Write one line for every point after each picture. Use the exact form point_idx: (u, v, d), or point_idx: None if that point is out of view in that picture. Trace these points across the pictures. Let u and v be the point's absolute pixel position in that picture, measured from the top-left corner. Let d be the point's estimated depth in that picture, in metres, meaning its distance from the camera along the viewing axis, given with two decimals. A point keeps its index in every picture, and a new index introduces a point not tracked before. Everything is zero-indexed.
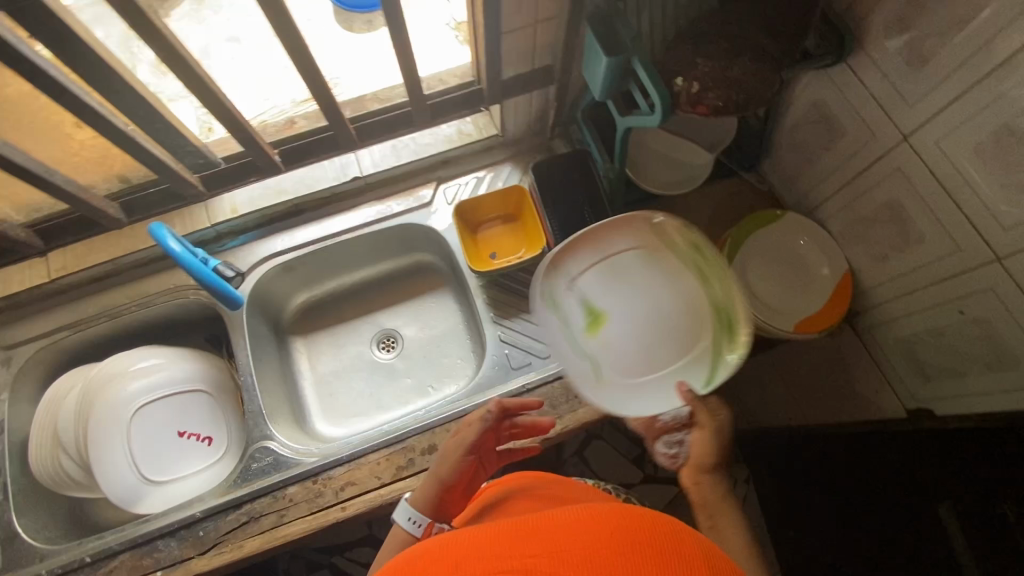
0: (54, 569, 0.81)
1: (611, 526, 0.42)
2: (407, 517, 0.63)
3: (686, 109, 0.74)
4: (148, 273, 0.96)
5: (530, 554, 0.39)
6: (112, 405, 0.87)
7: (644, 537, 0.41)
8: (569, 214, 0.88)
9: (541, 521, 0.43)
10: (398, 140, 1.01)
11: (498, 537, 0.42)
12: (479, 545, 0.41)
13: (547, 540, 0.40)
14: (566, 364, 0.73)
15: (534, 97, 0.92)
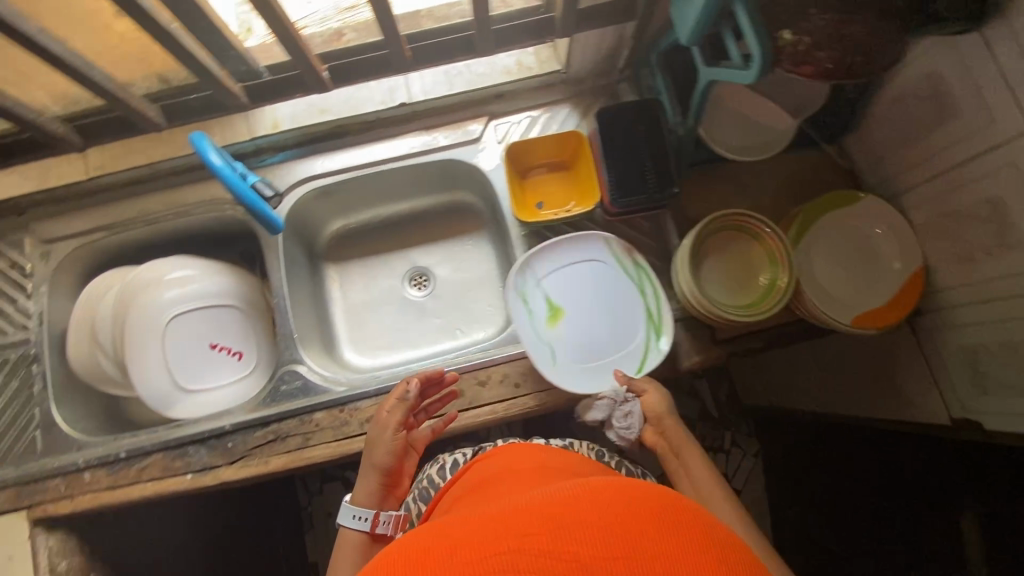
0: (90, 460, 0.85)
1: (613, 499, 0.38)
2: (350, 515, 0.72)
3: (788, 69, 0.64)
4: (185, 182, 0.94)
5: (526, 533, 0.36)
6: (152, 310, 0.88)
7: (652, 508, 0.38)
8: (629, 170, 0.81)
9: (535, 501, 0.40)
10: (452, 66, 0.93)
11: (486, 522, 0.38)
12: (473, 530, 0.38)
13: (542, 518, 0.37)
14: (529, 348, 0.84)
15: (608, 33, 0.83)
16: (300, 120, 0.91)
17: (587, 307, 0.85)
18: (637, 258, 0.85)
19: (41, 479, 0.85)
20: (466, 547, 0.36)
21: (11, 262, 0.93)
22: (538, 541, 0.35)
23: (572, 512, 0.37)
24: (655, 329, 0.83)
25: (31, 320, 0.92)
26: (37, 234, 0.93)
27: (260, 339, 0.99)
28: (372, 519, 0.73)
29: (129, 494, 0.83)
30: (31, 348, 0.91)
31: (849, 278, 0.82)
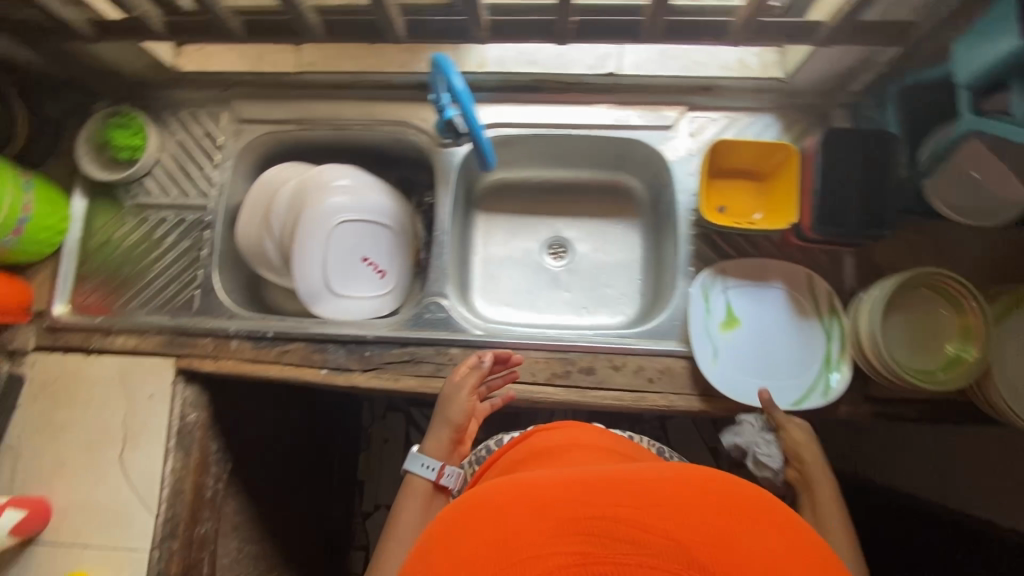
0: (241, 330, 0.91)
1: (694, 487, 0.42)
2: (419, 463, 0.78)
3: None
4: (381, 97, 0.97)
5: (616, 504, 0.40)
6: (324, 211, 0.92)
7: (729, 503, 0.41)
8: (838, 200, 0.77)
9: (619, 477, 0.43)
10: (669, 48, 0.91)
11: (578, 485, 0.43)
12: (564, 492, 0.42)
13: (630, 492, 0.41)
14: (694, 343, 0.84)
15: (856, 52, 0.78)
16: (507, 66, 0.92)
17: (763, 327, 0.85)
18: (834, 299, 0.83)
19: (193, 335, 0.91)
20: (560, 505, 0.40)
21: (207, 131, 0.99)
22: (628, 512, 0.39)
23: (657, 491, 0.41)
24: (832, 369, 0.81)
25: (213, 189, 0.98)
26: (236, 111, 0.98)
27: (401, 263, 1.02)
28: (439, 471, 0.78)
29: (267, 370, 0.89)
30: (207, 214, 0.97)
31: None
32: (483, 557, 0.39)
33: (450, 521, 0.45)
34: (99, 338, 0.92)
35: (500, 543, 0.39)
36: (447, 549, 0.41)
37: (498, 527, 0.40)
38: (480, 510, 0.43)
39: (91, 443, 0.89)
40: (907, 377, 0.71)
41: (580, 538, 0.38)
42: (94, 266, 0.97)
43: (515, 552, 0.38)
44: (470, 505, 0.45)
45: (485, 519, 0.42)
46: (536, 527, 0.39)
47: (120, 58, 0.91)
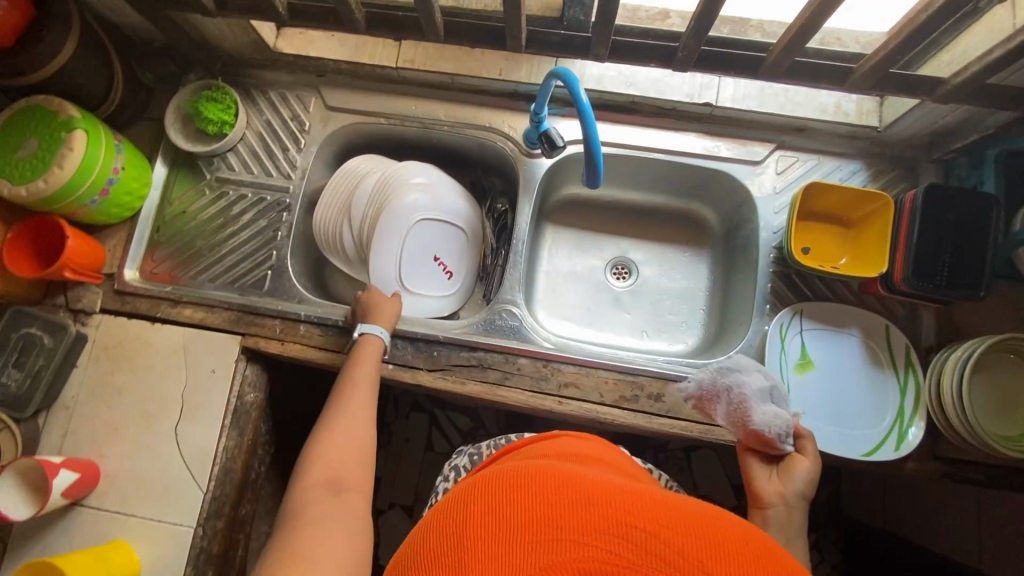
0: (310, 315, 0.91)
1: (744, 535, 0.39)
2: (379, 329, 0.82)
3: None
4: (472, 102, 0.97)
5: (666, 525, 0.38)
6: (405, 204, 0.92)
7: (774, 559, 0.38)
8: (930, 258, 0.77)
9: (669, 499, 0.41)
10: (769, 85, 0.91)
11: (622, 492, 0.41)
12: (616, 498, 0.40)
13: (672, 513, 0.39)
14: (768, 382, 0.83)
15: (964, 113, 0.78)
16: (606, 86, 0.93)
17: (836, 372, 0.84)
18: (911, 353, 0.82)
19: (261, 315, 0.91)
20: (601, 503, 0.39)
21: (295, 114, 0.99)
22: (664, 529, 0.37)
23: (701, 521, 0.39)
24: (907, 423, 0.80)
25: (295, 172, 0.98)
26: (325, 97, 0.99)
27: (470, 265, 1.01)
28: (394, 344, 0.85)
29: (333, 360, 0.88)
30: (287, 197, 0.97)
31: None
32: (514, 530, 0.38)
33: (482, 481, 0.43)
34: (168, 307, 0.92)
35: (533, 519, 0.38)
36: (479, 506, 0.40)
37: (532, 503, 0.39)
38: (518, 481, 0.42)
39: (148, 411, 0.89)
40: (990, 440, 0.71)
41: (612, 538, 0.36)
42: (168, 235, 0.97)
43: (547, 534, 0.37)
44: (508, 471, 0.44)
45: (521, 492, 0.40)
46: (575, 515, 0.38)
47: (224, 33, 0.92)
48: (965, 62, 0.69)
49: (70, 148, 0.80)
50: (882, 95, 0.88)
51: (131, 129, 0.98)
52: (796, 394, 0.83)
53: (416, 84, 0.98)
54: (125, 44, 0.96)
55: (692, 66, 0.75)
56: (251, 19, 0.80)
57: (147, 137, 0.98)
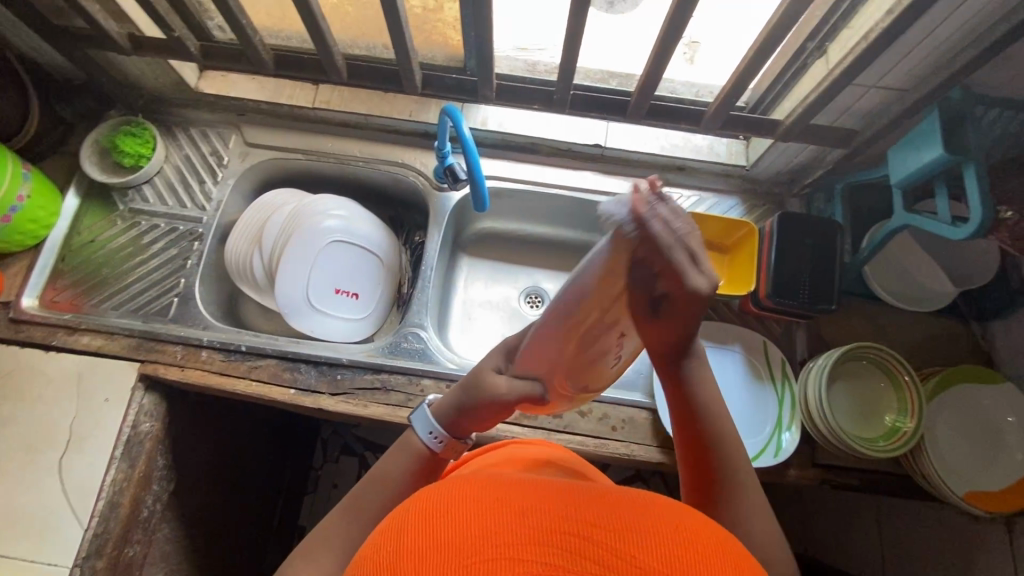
0: (214, 340, 0.91)
1: (674, 516, 0.38)
2: (426, 429, 0.59)
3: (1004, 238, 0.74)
4: (385, 140, 1.05)
5: (592, 522, 0.35)
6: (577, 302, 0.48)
7: (705, 538, 0.36)
8: (789, 276, 0.86)
9: (595, 492, 0.39)
10: (650, 129, 1.02)
11: (553, 494, 0.38)
12: (542, 500, 0.37)
13: (608, 511, 0.36)
14: (659, 395, 0.87)
15: (808, 152, 0.90)
16: (506, 128, 1.01)
17: (720, 387, 0.90)
18: (786, 366, 0.89)
19: (163, 342, 0.90)
20: (539, 511, 0.36)
21: (214, 149, 1.04)
22: (604, 533, 0.35)
23: (641, 515, 0.37)
24: (783, 430, 0.85)
25: (210, 204, 1.01)
26: (245, 135, 1.04)
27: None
28: (447, 445, 0.59)
29: (234, 384, 0.88)
30: (200, 227, 1.00)
31: (974, 456, 0.81)
32: (441, 555, 0.33)
33: (414, 498, 0.39)
34: (64, 335, 0.90)
35: (465, 539, 0.34)
36: (409, 531, 0.36)
37: (469, 520, 0.35)
38: (447, 497, 0.37)
39: (31, 444, 0.85)
40: (850, 440, 0.77)
41: (549, 550, 0.33)
42: (74, 263, 0.97)
43: (480, 553, 0.33)
44: (444, 484, 0.40)
45: (457, 507, 0.36)
46: (502, 529, 0.34)
47: (144, 73, 0.97)
48: (794, 109, 0.81)
49: None
50: (747, 138, 0.99)
51: (45, 162, 0.99)
52: None
53: (333, 123, 1.05)
54: (47, 83, 1.00)
55: (568, 107, 0.89)
56: (167, 58, 0.87)
57: (61, 169, 1.00)
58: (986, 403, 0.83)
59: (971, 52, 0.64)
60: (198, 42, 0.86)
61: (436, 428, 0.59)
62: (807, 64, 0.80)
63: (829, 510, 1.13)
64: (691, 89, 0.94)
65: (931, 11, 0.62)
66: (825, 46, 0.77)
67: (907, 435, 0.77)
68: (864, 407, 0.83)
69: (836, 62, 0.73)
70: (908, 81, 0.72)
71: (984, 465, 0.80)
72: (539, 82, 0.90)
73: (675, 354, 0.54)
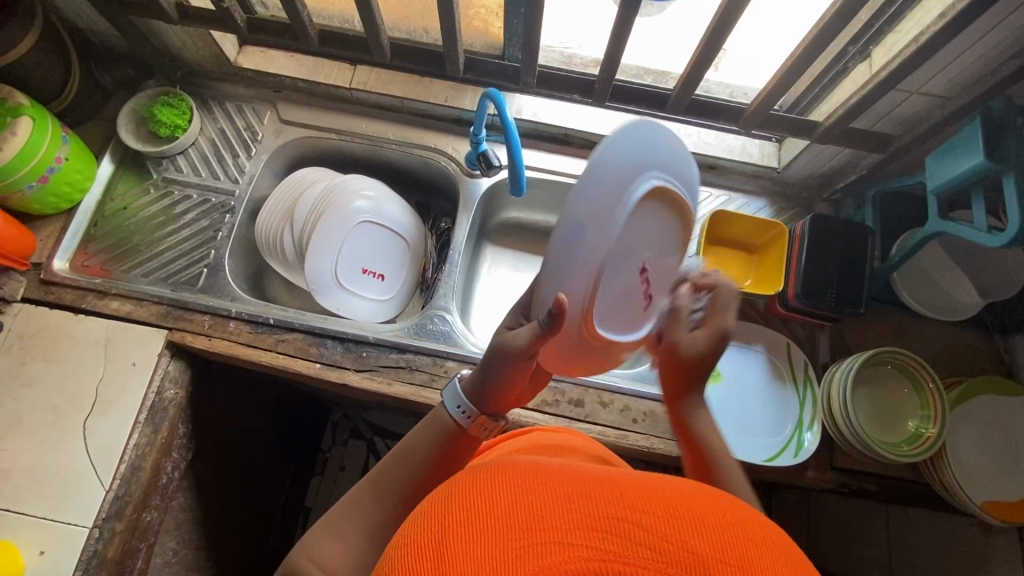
0: (241, 313, 0.91)
1: (722, 506, 0.37)
2: (455, 403, 0.61)
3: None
4: (419, 124, 1.05)
5: (641, 509, 0.35)
6: (582, 231, 0.52)
7: (754, 530, 0.36)
8: (818, 278, 0.86)
9: (642, 479, 0.39)
10: (683, 127, 1.02)
11: (600, 480, 0.38)
12: (591, 486, 0.37)
13: (655, 498, 0.36)
14: None
15: (841, 156, 0.90)
16: (541, 118, 1.01)
17: (741, 385, 0.90)
18: (809, 368, 0.89)
19: (190, 310, 0.91)
20: (587, 496, 0.36)
21: (249, 124, 1.05)
22: (653, 519, 0.34)
23: (689, 504, 0.36)
24: (804, 430, 0.86)
25: (242, 178, 1.02)
26: (280, 112, 1.05)
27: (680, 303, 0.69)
28: (476, 420, 0.61)
29: (260, 357, 0.89)
30: (232, 200, 1.01)
31: (992, 466, 0.82)
32: (493, 539, 0.34)
33: (460, 483, 0.40)
34: (94, 299, 0.91)
35: (513, 523, 0.34)
36: (456, 513, 0.37)
37: (518, 505, 0.35)
38: (492, 483, 0.38)
39: (57, 404, 0.86)
40: (872, 444, 0.77)
41: (597, 534, 0.33)
42: (106, 229, 0.98)
43: (528, 538, 0.33)
44: (490, 469, 0.40)
45: (504, 492, 0.37)
46: (553, 512, 0.34)
47: (186, 44, 0.98)
48: (833, 112, 0.82)
49: (14, 133, 0.82)
50: (779, 140, 0.99)
51: (82, 127, 1.00)
52: None
53: (367, 105, 1.06)
54: (88, 49, 1.01)
55: (607, 99, 0.90)
56: (212, 30, 0.88)
57: (98, 135, 1.01)
58: (1007, 415, 0.84)
59: (1021, 60, 0.64)
60: (244, 15, 0.87)
61: (465, 404, 0.61)
62: (848, 68, 0.81)
63: (839, 518, 1.13)
64: (726, 89, 0.95)
65: (982, 18, 0.63)
66: (868, 50, 0.77)
67: (929, 441, 0.78)
68: (886, 414, 0.84)
69: (880, 67, 0.73)
70: (951, 88, 0.72)
71: (1003, 476, 0.81)
72: (580, 72, 0.91)
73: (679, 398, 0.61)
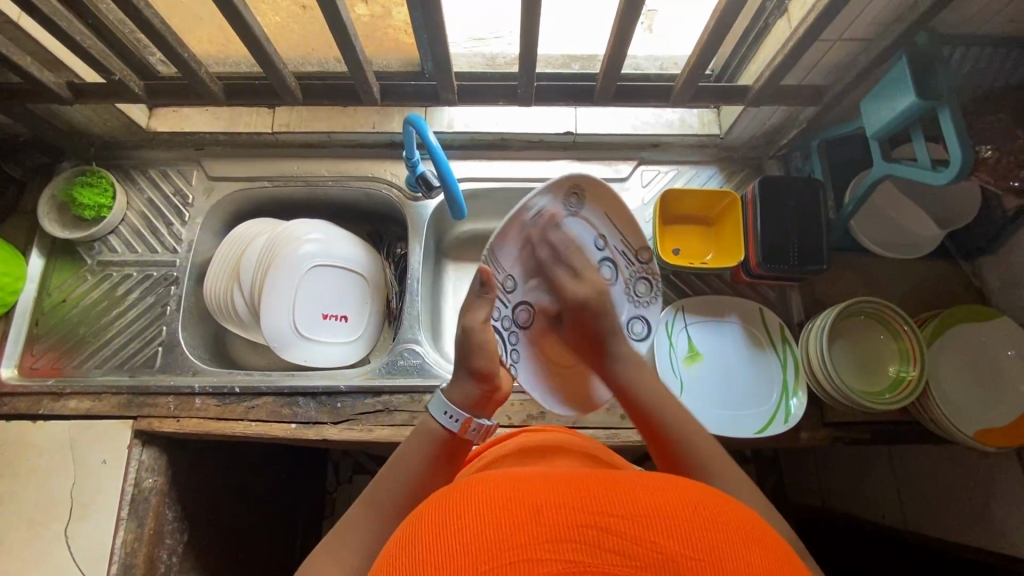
0: (205, 387, 0.88)
1: (688, 494, 0.37)
2: (442, 410, 0.60)
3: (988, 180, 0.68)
4: (351, 156, 1.02)
5: (609, 512, 0.34)
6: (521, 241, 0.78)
7: (725, 514, 0.36)
8: (776, 241, 0.86)
9: (607, 477, 0.38)
10: (619, 110, 1.00)
11: (566, 485, 0.37)
12: (554, 492, 0.36)
13: (622, 496, 0.35)
14: (664, 374, 0.87)
15: (780, 112, 0.89)
16: (474, 127, 0.98)
17: (722, 360, 0.90)
18: (785, 331, 0.89)
19: (153, 394, 0.88)
20: (552, 505, 0.34)
21: (178, 189, 1.00)
22: (622, 521, 0.33)
23: (657, 498, 0.36)
24: (790, 396, 0.85)
25: (181, 246, 0.98)
26: (207, 169, 1.01)
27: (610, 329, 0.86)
28: (464, 423, 0.60)
29: (232, 429, 0.86)
30: (174, 270, 0.97)
31: (977, 395, 0.82)
32: (460, 562, 0.32)
33: (426, 506, 0.38)
34: (51, 402, 0.88)
35: (481, 545, 0.32)
36: (420, 540, 0.35)
37: (484, 524, 0.34)
38: (457, 502, 0.36)
39: (33, 518, 0.82)
40: (857, 397, 0.77)
41: (567, 546, 0.32)
42: (48, 326, 0.94)
43: (498, 556, 0.32)
44: (451, 489, 0.39)
45: (466, 514, 0.35)
46: (519, 526, 0.33)
47: (91, 119, 0.93)
48: (760, 74, 0.80)
49: None
50: (717, 106, 0.98)
51: (3, 226, 0.96)
52: (687, 384, 0.87)
53: (295, 145, 1.02)
54: None
55: (533, 99, 0.87)
56: (112, 102, 0.84)
57: (20, 230, 0.96)
58: (985, 342, 0.84)
59: None
60: (141, 81, 0.83)
61: (455, 411, 0.61)
62: (768, 24, 0.79)
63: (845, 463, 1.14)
64: (654, 62, 0.92)
65: None
66: (784, 5, 0.75)
67: (912, 384, 0.77)
68: (867, 362, 0.83)
69: (797, 21, 0.71)
70: (871, 30, 0.71)
71: (990, 405, 0.81)
72: (501, 77, 0.88)
73: (598, 361, 0.70)
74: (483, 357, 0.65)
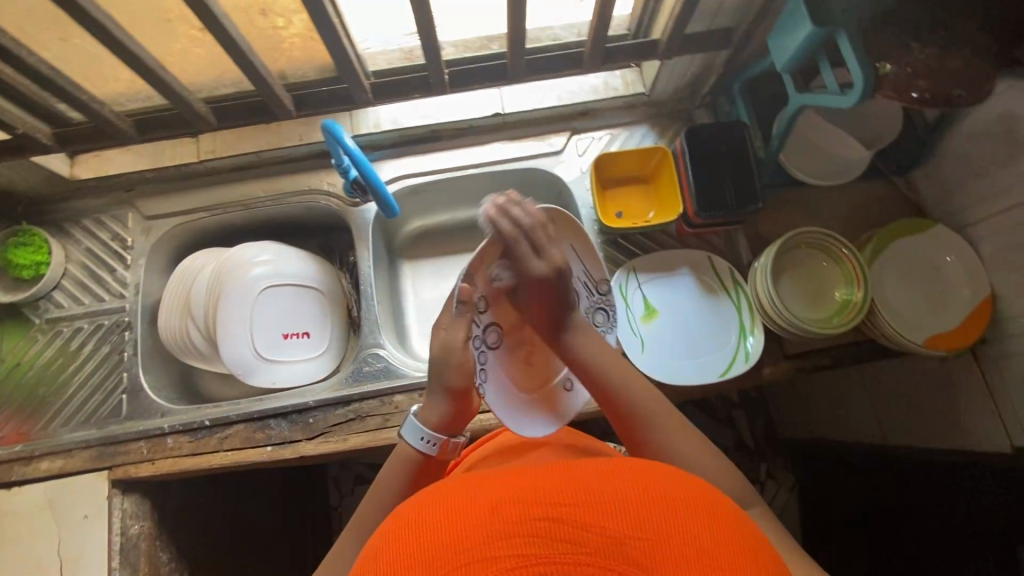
0: (175, 426, 0.88)
1: (640, 474, 0.38)
2: (419, 438, 0.61)
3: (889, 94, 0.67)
4: (285, 172, 1.01)
5: (561, 501, 0.35)
6: None
7: (673, 489, 0.37)
8: (711, 187, 0.86)
9: (563, 466, 0.38)
10: (543, 84, 1.00)
11: (521, 479, 0.37)
12: (508, 489, 0.36)
13: (575, 483, 0.36)
14: (623, 334, 0.88)
15: (696, 61, 0.89)
16: (401, 123, 0.98)
17: (678, 312, 0.91)
18: (735, 274, 0.90)
19: (124, 442, 0.88)
20: (507, 502, 0.35)
21: (115, 234, 0.99)
22: (573, 509, 0.34)
23: (609, 481, 0.37)
24: (747, 335, 0.87)
25: (128, 290, 0.97)
26: (141, 209, 0.99)
27: None
28: (441, 446, 0.62)
29: (209, 462, 0.86)
30: (125, 315, 0.96)
31: (924, 305, 0.85)
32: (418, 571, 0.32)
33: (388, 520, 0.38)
34: (21, 466, 0.87)
35: (438, 553, 0.33)
36: (380, 553, 0.35)
37: (440, 530, 0.34)
38: (416, 513, 0.37)
39: None
40: (807, 326, 0.79)
41: (522, 542, 0.33)
42: (6, 392, 0.93)
43: (454, 560, 0.32)
44: (412, 501, 0.39)
45: (424, 524, 0.35)
46: (473, 528, 0.33)
47: (10, 178, 0.91)
48: (666, 26, 0.80)
49: None
50: (638, 64, 0.98)
51: None
52: (648, 340, 0.89)
53: (226, 170, 1.01)
54: None
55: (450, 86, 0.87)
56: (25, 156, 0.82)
57: None
58: (925, 253, 0.87)
59: None
60: (50, 130, 0.81)
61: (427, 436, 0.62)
62: None
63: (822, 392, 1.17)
64: None
65: None
66: None
67: (859, 305, 0.80)
68: (816, 291, 0.85)
69: None
70: None
71: (937, 312, 0.84)
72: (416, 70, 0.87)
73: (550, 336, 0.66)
74: (455, 372, 0.62)
